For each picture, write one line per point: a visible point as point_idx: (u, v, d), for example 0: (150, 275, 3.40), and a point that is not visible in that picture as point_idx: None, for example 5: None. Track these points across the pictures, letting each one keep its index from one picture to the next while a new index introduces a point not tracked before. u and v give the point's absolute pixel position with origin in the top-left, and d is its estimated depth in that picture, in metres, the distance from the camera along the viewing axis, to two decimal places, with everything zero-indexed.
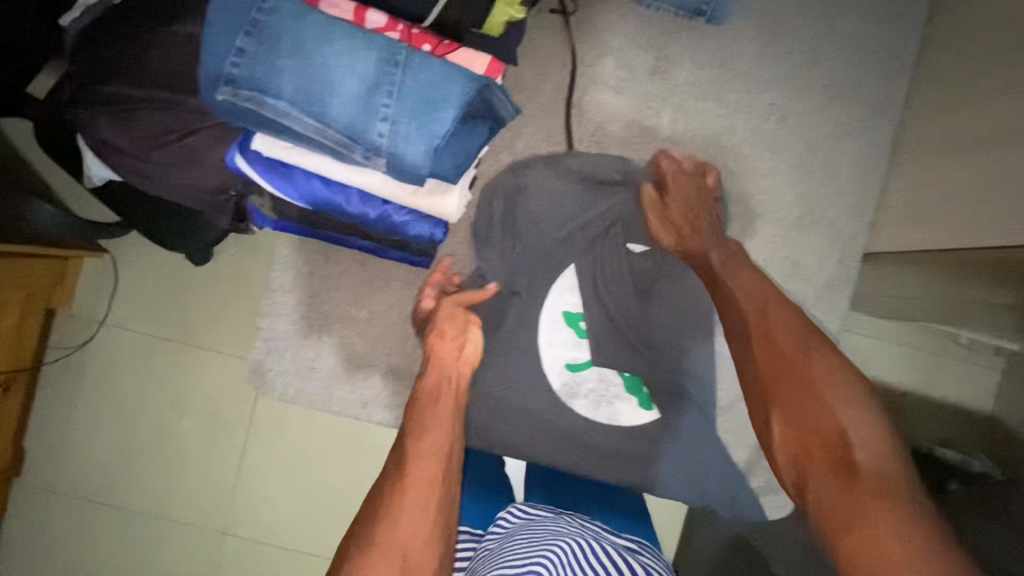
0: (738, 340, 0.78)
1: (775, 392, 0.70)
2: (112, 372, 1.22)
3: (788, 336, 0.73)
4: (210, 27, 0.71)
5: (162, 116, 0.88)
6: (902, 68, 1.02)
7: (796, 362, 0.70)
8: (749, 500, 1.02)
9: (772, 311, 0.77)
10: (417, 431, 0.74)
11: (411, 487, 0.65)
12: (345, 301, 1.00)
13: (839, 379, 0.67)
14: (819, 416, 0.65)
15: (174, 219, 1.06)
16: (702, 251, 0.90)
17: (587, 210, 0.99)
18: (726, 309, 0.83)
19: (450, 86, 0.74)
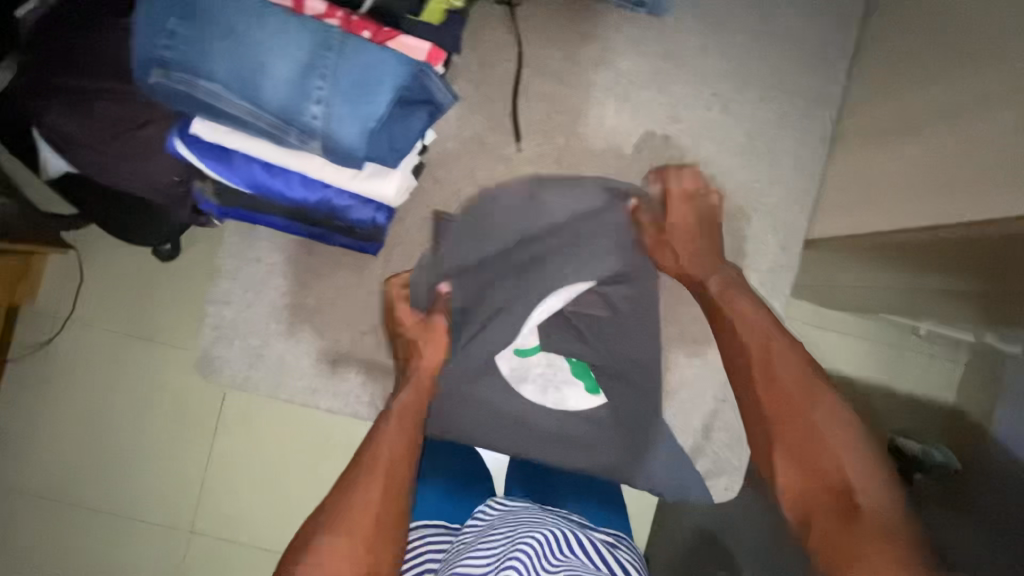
0: (741, 380, 0.83)
1: (777, 434, 0.76)
2: (68, 367, 1.21)
3: (793, 378, 0.78)
4: (142, 7, 0.72)
5: (114, 107, 0.88)
6: (839, 60, 1.06)
7: (797, 409, 0.76)
8: (696, 484, 1.03)
9: (769, 353, 0.81)
10: (383, 436, 0.82)
11: (366, 486, 0.74)
12: (291, 289, 1.01)
13: (840, 425, 0.73)
14: (824, 458, 0.71)
15: (131, 209, 1.05)
16: (701, 277, 0.93)
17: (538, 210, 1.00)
18: (728, 340, 0.87)
19: (384, 69, 0.75)
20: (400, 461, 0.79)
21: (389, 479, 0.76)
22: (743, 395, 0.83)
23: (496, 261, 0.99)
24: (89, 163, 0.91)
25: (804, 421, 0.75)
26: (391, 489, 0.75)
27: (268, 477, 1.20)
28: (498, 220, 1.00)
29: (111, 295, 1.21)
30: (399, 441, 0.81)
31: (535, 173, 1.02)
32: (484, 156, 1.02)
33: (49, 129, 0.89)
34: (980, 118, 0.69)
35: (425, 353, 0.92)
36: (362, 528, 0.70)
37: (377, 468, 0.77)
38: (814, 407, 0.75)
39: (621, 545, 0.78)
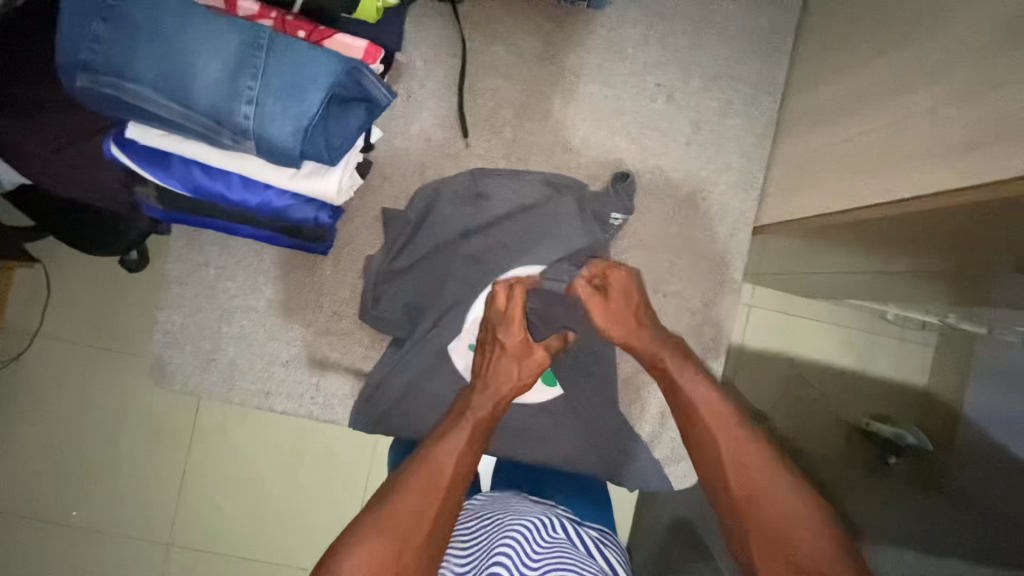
0: (710, 467, 0.83)
1: (746, 518, 0.76)
2: (28, 381, 1.19)
3: (753, 460, 0.79)
4: (65, 13, 0.71)
5: (59, 118, 0.87)
6: (782, 47, 1.07)
7: (757, 494, 0.76)
8: (654, 472, 1.04)
9: (720, 433, 0.83)
10: (447, 444, 0.79)
11: (421, 498, 0.71)
12: (243, 293, 1.01)
13: (789, 505, 0.74)
14: (793, 546, 0.71)
15: (89, 219, 1.03)
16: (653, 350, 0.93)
17: (478, 205, 1.00)
18: (688, 421, 0.87)
19: (316, 67, 0.75)
20: (455, 485, 0.75)
21: (445, 500, 0.73)
22: (711, 481, 0.83)
23: (441, 259, 0.99)
24: (45, 175, 0.90)
25: (770, 505, 0.75)
26: (445, 507, 0.72)
27: (236, 483, 1.20)
28: (445, 211, 1.00)
29: (69, 306, 1.20)
30: (462, 456, 0.79)
31: (483, 167, 1.02)
32: (432, 154, 1.02)
33: (0, 144, 0.87)
34: (917, 95, 0.71)
35: (508, 361, 0.90)
36: (411, 541, 0.67)
37: (439, 478, 0.75)
38: (775, 489, 0.76)
39: (606, 540, 0.79)
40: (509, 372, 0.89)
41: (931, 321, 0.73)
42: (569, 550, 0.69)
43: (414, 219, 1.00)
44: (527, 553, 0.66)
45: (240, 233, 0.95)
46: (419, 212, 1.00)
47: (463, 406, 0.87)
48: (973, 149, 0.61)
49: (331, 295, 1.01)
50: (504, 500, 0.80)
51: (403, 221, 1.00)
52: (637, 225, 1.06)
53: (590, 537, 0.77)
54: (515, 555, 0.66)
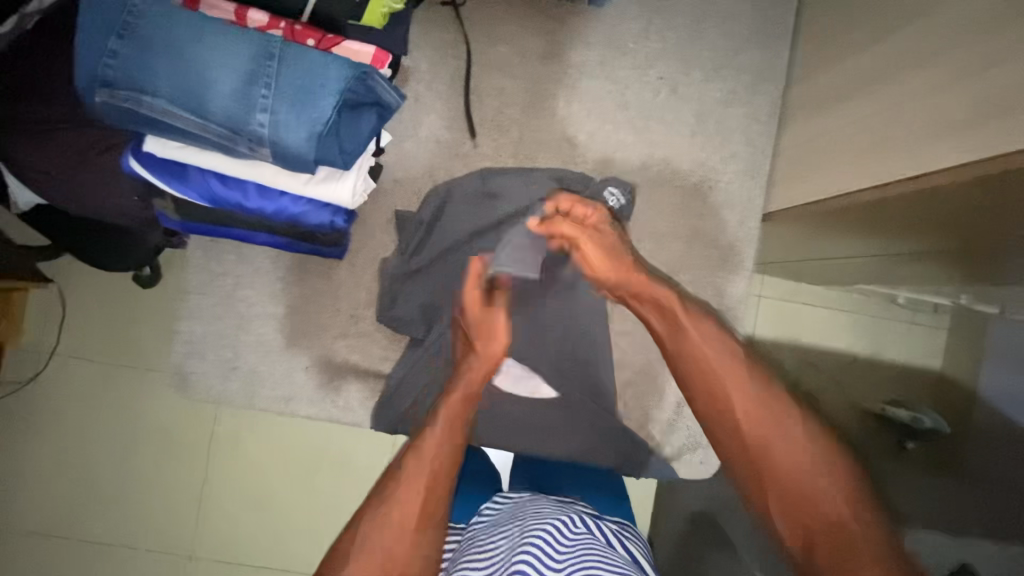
0: (714, 407, 0.80)
1: (763, 471, 0.73)
2: (53, 397, 1.21)
3: (759, 408, 0.77)
4: (82, 32, 0.73)
5: (80, 137, 0.90)
6: (782, 35, 1.08)
7: (769, 440, 0.74)
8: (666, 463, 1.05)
9: (730, 383, 0.80)
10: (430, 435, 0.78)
11: (410, 498, 0.70)
12: (261, 301, 1.02)
13: (802, 451, 0.72)
14: (813, 495, 0.68)
15: (106, 234, 1.05)
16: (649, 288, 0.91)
17: (488, 206, 1.01)
18: (682, 358, 0.85)
19: (327, 74, 0.77)
20: (444, 473, 0.74)
21: (434, 490, 0.72)
22: (722, 429, 0.79)
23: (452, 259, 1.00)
24: (58, 190, 0.91)
25: (778, 458, 0.72)
26: (435, 496, 0.72)
27: (260, 491, 1.21)
28: (450, 212, 1.01)
29: (88, 324, 1.22)
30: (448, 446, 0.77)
31: (491, 166, 1.04)
32: (442, 155, 1.03)
33: (21, 164, 0.89)
34: (919, 74, 0.72)
35: (487, 339, 0.91)
36: (404, 538, 0.66)
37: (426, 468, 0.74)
38: (783, 431, 0.74)
39: (626, 533, 0.80)
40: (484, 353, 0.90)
41: (944, 303, 0.81)
42: (594, 543, 0.70)
43: (425, 220, 1.01)
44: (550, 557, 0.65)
45: (258, 241, 0.96)
46: (425, 215, 1.01)
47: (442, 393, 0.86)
48: (970, 127, 0.63)
49: (348, 299, 1.02)
50: (525, 501, 0.80)
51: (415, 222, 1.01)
52: (647, 216, 1.07)
53: (610, 530, 0.78)
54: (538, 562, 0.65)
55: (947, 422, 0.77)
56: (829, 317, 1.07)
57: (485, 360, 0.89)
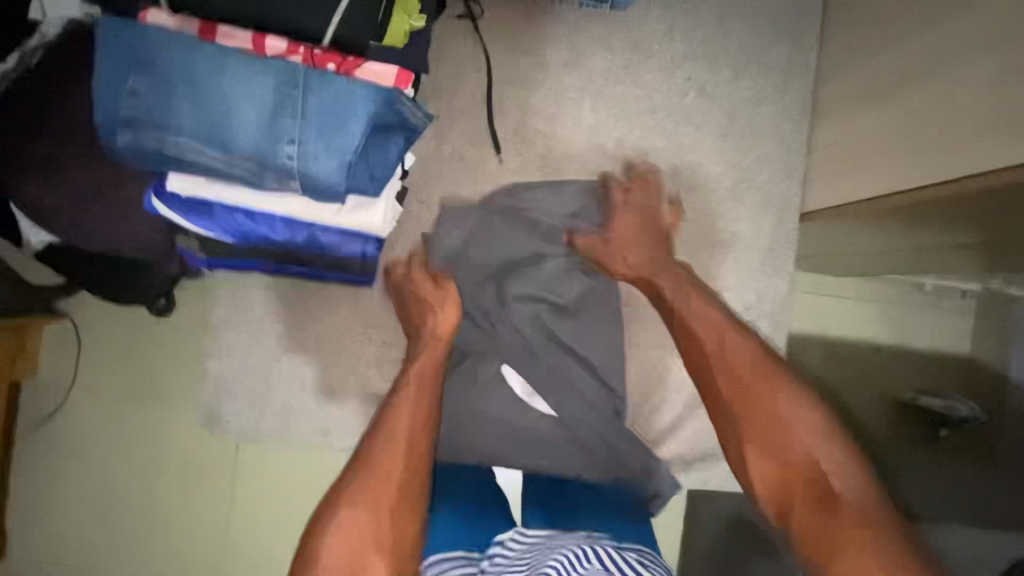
0: (696, 362, 0.75)
1: (741, 421, 0.66)
2: (79, 438, 1.18)
3: (747, 359, 0.71)
4: (100, 73, 0.71)
5: (89, 173, 0.87)
6: (809, 29, 1.06)
7: (752, 385, 0.68)
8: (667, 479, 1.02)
9: (715, 340, 0.74)
10: (405, 402, 0.74)
11: (389, 462, 0.67)
12: (291, 334, 1.02)
13: (795, 403, 0.65)
14: (794, 443, 0.63)
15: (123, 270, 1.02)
16: (652, 274, 0.87)
17: (533, 225, 1.00)
18: (682, 336, 0.78)
19: (354, 99, 0.74)
20: (418, 437, 0.71)
21: (409, 475, 0.68)
22: (704, 389, 0.73)
23: (498, 285, 0.99)
24: (76, 230, 0.89)
25: (767, 403, 0.66)
26: (414, 470, 0.68)
27: (294, 522, 1.18)
28: (466, 234, 0.99)
29: (110, 361, 1.19)
30: (416, 414, 0.73)
31: (515, 181, 1.02)
32: (469, 171, 1.01)
33: (33, 206, 0.87)
34: (984, 66, 0.71)
35: (442, 312, 0.87)
36: (383, 518, 0.64)
37: (396, 438, 0.70)
38: (773, 387, 0.67)
39: (647, 561, 0.71)
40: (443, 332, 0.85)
41: (972, 288, 0.95)
42: None
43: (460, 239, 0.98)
44: None
45: (288, 272, 0.96)
46: (433, 244, 0.98)
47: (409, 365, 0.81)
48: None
49: (380, 327, 1.02)
50: (542, 544, 0.72)
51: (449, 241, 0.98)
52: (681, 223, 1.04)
53: (627, 559, 0.70)
54: None
55: (983, 412, 0.92)
56: (852, 308, 1.05)
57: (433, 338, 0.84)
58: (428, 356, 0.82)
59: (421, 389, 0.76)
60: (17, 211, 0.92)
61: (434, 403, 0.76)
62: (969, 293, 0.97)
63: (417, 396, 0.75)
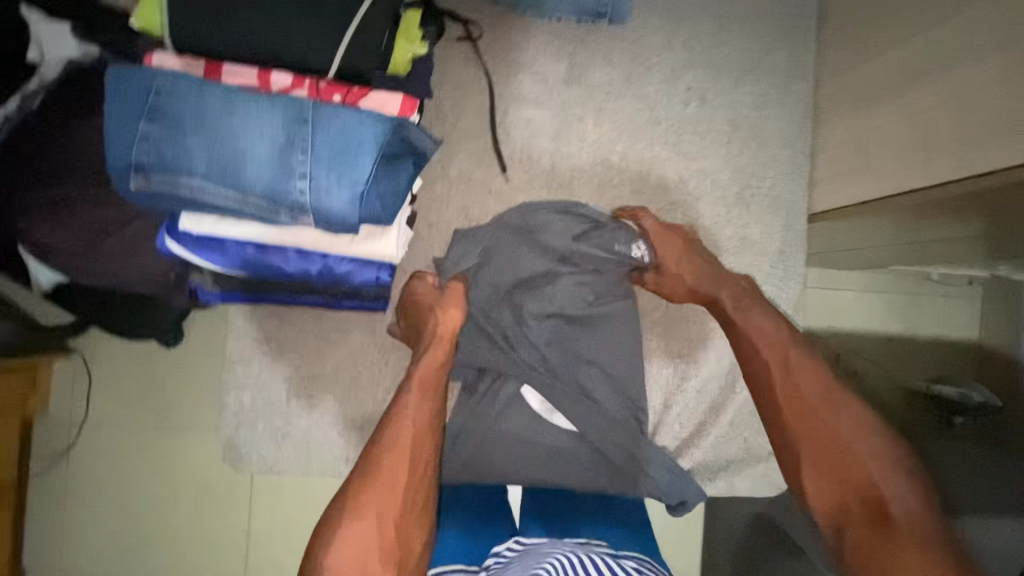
0: (755, 384, 0.84)
1: (798, 444, 0.77)
2: (94, 475, 1.18)
3: (812, 385, 0.80)
4: (110, 120, 0.71)
5: (99, 212, 0.88)
6: (807, 31, 1.07)
7: (813, 412, 0.77)
8: (690, 484, 1.01)
9: (775, 364, 0.83)
10: (407, 408, 0.81)
11: (397, 470, 0.75)
12: (306, 364, 1.03)
13: (855, 428, 0.76)
14: (852, 465, 0.73)
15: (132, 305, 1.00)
16: (713, 294, 0.93)
17: (550, 246, 1.00)
18: (748, 354, 0.86)
19: (364, 131, 0.74)
20: (422, 445, 0.79)
21: (412, 487, 0.75)
22: (763, 409, 0.83)
23: (515, 308, 0.99)
24: (85, 269, 0.90)
25: (827, 428, 0.76)
26: (418, 478, 0.76)
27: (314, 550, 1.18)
28: (482, 254, 0.98)
29: (123, 397, 1.19)
30: (420, 421, 0.80)
31: (527, 200, 1.03)
32: (476, 192, 1.02)
33: (42, 246, 0.87)
34: (980, 66, 0.72)
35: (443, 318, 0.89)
36: (390, 522, 0.71)
37: (401, 445, 0.77)
38: (833, 413, 0.77)
39: (646, 569, 0.72)
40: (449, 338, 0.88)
41: (978, 279, 1.00)
42: None
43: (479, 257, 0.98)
44: None
45: (303, 302, 0.96)
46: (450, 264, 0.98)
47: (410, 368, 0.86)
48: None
49: (396, 351, 1.03)
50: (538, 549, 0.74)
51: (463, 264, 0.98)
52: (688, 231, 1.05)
53: (626, 568, 0.71)
54: None
55: (998, 399, 0.91)
56: (872, 299, 1.06)
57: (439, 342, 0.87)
58: (436, 358, 0.86)
59: (424, 395, 0.83)
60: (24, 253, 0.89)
61: (436, 406, 0.83)
62: (976, 281, 1.00)
63: (420, 401, 0.82)
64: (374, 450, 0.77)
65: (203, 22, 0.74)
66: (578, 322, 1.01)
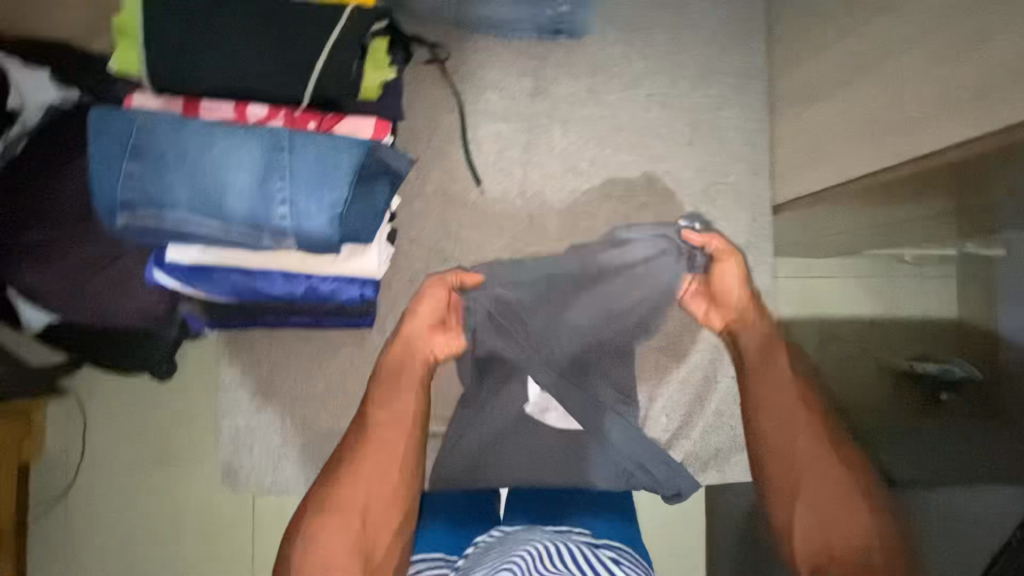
0: (764, 438, 1.00)
1: (795, 490, 0.91)
2: (94, 514, 1.19)
3: (809, 448, 0.93)
4: (96, 160, 0.74)
5: (83, 251, 0.90)
6: (756, 33, 1.13)
7: (804, 468, 0.92)
8: (684, 474, 1.07)
9: (782, 420, 0.98)
10: (386, 405, 0.97)
11: (366, 468, 0.90)
12: (300, 384, 1.06)
13: (835, 479, 0.89)
14: (841, 518, 0.85)
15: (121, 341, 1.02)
16: (744, 335, 1.07)
17: (590, 256, 1.08)
18: (753, 404, 1.04)
19: (339, 155, 0.78)
20: (400, 450, 0.92)
21: (391, 479, 0.89)
22: (767, 463, 0.98)
23: (547, 311, 1.05)
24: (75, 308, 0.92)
25: (806, 476, 0.90)
26: (396, 478, 0.89)
27: None
28: (507, 268, 1.06)
29: (119, 433, 1.20)
30: (397, 418, 0.95)
31: (503, 212, 1.08)
32: (454, 208, 1.07)
33: (29, 289, 0.90)
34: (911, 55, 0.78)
35: (419, 312, 1.01)
36: (357, 506, 0.85)
37: (375, 438, 0.93)
38: (821, 472, 0.90)
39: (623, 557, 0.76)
40: (422, 340, 1.01)
41: (949, 254, 0.84)
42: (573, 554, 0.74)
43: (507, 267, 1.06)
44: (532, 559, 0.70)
45: (290, 323, 0.98)
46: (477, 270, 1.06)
47: (387, 361, 1.02)
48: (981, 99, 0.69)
49: None
50: (515, 532, 0.84)
51: (499, 274, 1.06)
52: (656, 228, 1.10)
53: (602, 558, 0.74)
54: (522, 561, 0.70)
55: (979, 369, 0.82)
56: (854, 286, 1.00)
57: (405, 343, 1.01)
58: (404, 360, 1.01)
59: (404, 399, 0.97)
60: (12, 294, 0.91)
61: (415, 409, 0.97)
62: (954, 254, 0.83)
63: (401, 403, 0.97)
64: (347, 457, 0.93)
65: (185, 60, 0.78)
66: (609, 323, 1.07)
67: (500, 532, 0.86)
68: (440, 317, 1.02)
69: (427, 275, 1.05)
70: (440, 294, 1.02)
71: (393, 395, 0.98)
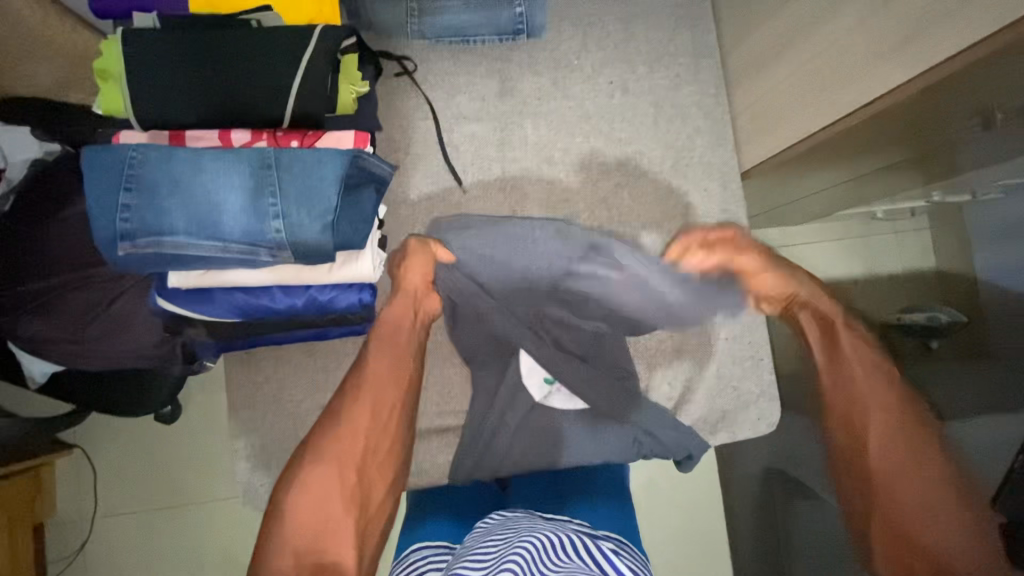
0: (850, 439, 0.84)
1: (874, 492, 0.78)
2: (118, 555, 1.20)
3: (886, 435, 0.80)
4: (91, 196, 0.78)
5: (83, 295, 0.91)
6: (705, 12, 1.20)
7: (881, 468, 0.78)
8: (693, 438, 1.09)
9: (873, 416, 0.83)
10: (374, 356, 0.96)
11: (358, 422, 0.86)
12: (310, 398, 1.09)
13: (921, 479, 0.74)
14: (909, 508, 0.72)
15: (127, 381, 1.04)
16: (807, 307, 1.01)
17: (570, 243, 1.11)
18: (848, 414, 0.87)
19: (325, 167, 0.82)
20: (395, 403, 0.93)
21: (378, 434, 0.88)
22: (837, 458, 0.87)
23: (550, 295, 1.10)
24: (80, 352, 0.93)
25: (878, 480, 0.78)
26: (382, 432, 0.88)
27: None
28: (496, 247, 1.10)
29: (135, 472, 1.21)
30: (386, 368, 0.95)
31: (485, 206, 1.12)
32: (439, 208, 1.11)
33: (34, 339, 0.91)
34: (848, 9, 0.85)
35: (409, 275, 1.03)
36: (352, 460, 0.81)
37: (370, 379, 0.93)
38: (892, 459, 0.77)
39: (623, 549, 0.74)
40: (420, 296, 1.03)
41: (919, 205, 0.92)
42: (579, 549, 0.71)
43: (505, 251, 1.10)
44: (537, 555, 0.68)
45: (295, 337, 1.02)
46: (452, 247, 1.08)
47: (384, 312, 1.00)
48: (909, 43, 0.76)
49: None
50: (518, 519, 0.80)
51: (499, 264, 1.09)
52: (633, 206, 1.15)
53: (602, 549, 0.73)
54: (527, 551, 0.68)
55: (963, 313, 0.89)
56: (834, 247, 1.07)
57: (408, 300, 1.01)
58: (402, 318, 1.00)
59: (399, 355, 0.98)
60: (15, 347, 0.93)
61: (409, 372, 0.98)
62: (918, 211, 0.93)
63: (391, 350, 0.97)
64: (340, 408, 0.89)
65: (169, 95, 0.82)
66: (613, 305, 1.11)
67: (501, 516, 0.83)
68: (431, 276, 1.05)
69: (410, 235, 1.07)
70: (424, 262, 1.04)
71: (385, 342, 0.98)
